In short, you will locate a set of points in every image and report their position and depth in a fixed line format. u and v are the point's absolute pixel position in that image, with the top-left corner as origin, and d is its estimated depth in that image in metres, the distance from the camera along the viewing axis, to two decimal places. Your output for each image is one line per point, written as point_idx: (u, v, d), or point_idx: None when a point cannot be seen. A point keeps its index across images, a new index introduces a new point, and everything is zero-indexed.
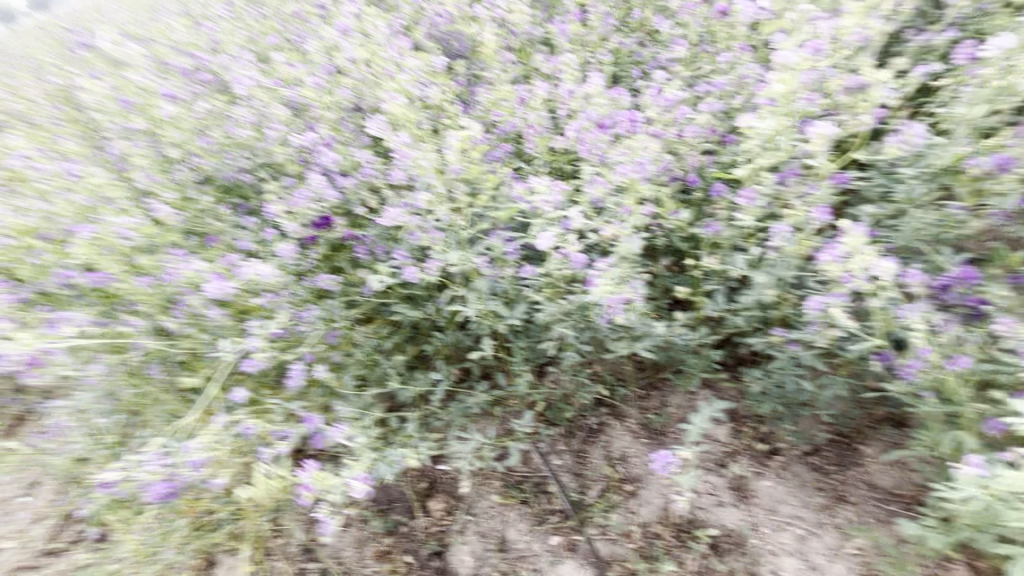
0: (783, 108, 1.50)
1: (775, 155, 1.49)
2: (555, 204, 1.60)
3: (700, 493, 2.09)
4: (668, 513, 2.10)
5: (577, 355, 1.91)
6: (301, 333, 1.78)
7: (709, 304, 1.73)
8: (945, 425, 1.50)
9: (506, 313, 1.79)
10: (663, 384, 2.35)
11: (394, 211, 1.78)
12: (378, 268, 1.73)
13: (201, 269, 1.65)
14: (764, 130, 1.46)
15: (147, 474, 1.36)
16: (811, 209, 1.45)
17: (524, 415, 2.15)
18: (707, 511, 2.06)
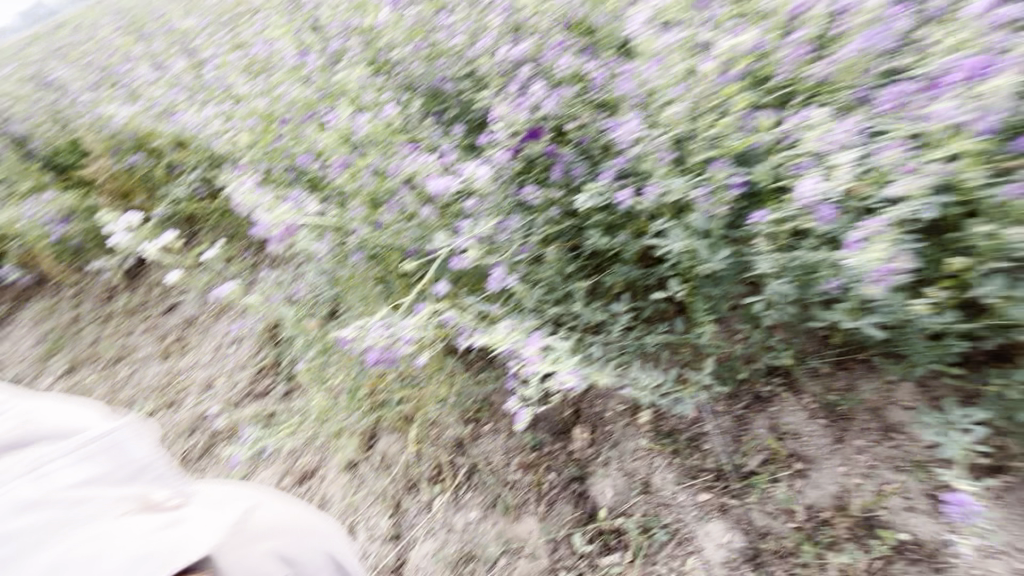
0: None
1: None
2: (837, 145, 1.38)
3: (888, 492, 1.84)
4: (844, 503, 1.88)
5: (783, 315, 1.73)
6: (501, 241, 1.83)
7: (982, 287, 1.43)
8: None
9: (710, 256, 1.63)
10: (855, 364, 2.03)
11: (628, 124, 1.68)
12: (589, 186, 1.74)
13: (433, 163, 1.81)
14: None
15: (375, 338, 1.50)
16: None
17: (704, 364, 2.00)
18: (892, 513, 1.81)
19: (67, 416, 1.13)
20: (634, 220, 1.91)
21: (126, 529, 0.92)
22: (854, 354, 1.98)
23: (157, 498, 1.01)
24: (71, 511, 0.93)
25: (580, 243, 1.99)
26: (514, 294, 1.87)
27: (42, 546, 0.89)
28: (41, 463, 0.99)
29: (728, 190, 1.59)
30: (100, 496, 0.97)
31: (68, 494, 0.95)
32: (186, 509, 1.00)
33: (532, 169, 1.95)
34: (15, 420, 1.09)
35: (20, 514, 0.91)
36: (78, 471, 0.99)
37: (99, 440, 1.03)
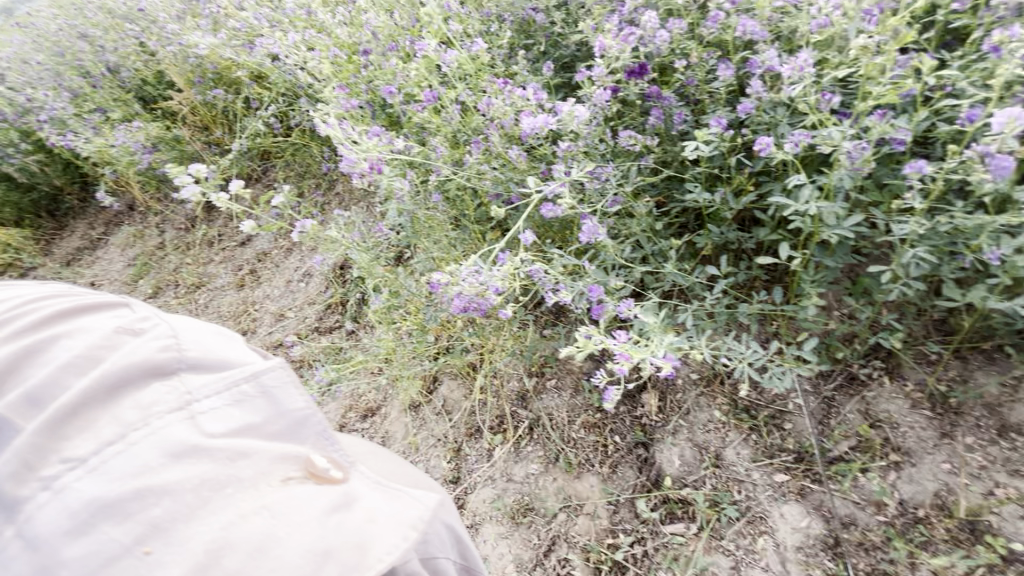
0: None
1: None
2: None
3: (1002, 497, 1.66)
4: (945, 502, 1.72)
5: (909, 292, 1.52)
6: (592, 190, 1.68)
7: None
8: None
9: (834, 222, 1.42)
10: (973, 354, 1.83)
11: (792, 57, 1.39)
12: (697, 134, 1.56)
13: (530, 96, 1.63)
14: None
15: (469, 287, 1.42)
16: None
17: (805, 342, 1.82)
18: (1002, 519, 1.64)
19: (224, 341, 0.84)
20: (739, 176, 1.72)
21: (292, 509, 0.67)
22: (972, 343, 1.79)
23: (322, 462, 0.75)
24: (232, 468, 0.68)
25: (675, 200, 1.84)
26: (598, 247, 1.76)
27: (198, 516, 0.63)
28: (191, 396, 0.73)
29: (884, 148, 1.39)
30: (260, 451, 0.71)
31: (216, 444, 0.69)
32: (350, 485, 0.74)
33: (630, 115, 1.82)
34: (164, 330, 0.80)
35: (168, 464, 0.66)
36: (230, 416, 0.73)
37: (254, 379, 0.76)
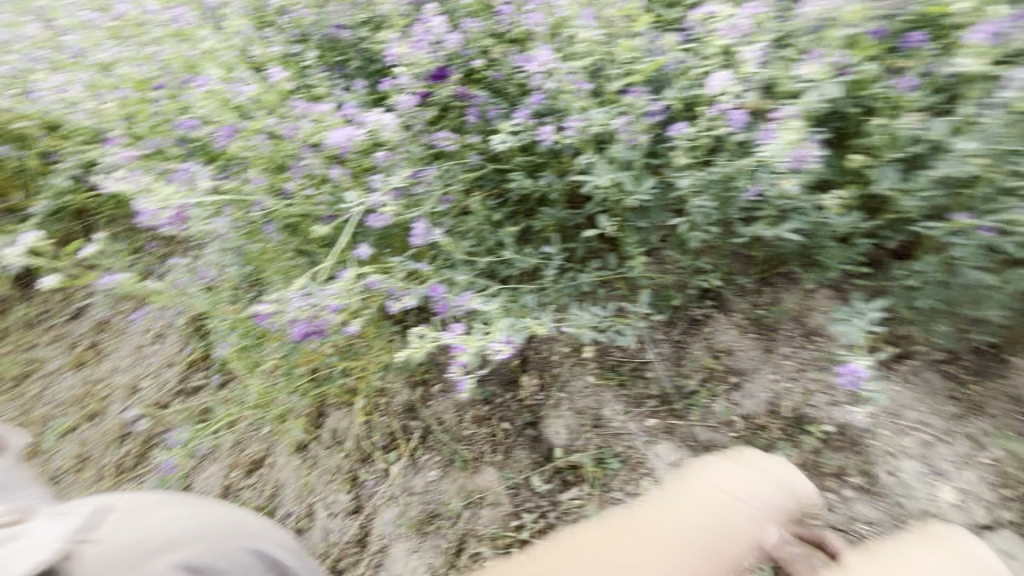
0: None
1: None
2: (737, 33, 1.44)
3: (814, 391, 1.97)
4: (777, 406, 2.00)
5: (704, 237, 1.75)
6: (418, 195, 1.74)
7: (876, 181, 1.50)
8: None
9: (634, 187, 1.63)
10: (778, 279, 2.13)
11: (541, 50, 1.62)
12: (500, 126, 1.66)
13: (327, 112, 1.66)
14: None
15: (296, 312, 1.42)
16: None
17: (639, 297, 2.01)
18: (818, 408, 1.94)
19: None
20: (554, 158, 1.85)
21: None
22: (775, 269, 2.08)
23: None
24: None
25: (504, 189, 1.95)
26: (441, 246, 1.81)
27: None
28: None
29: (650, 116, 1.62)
30: None
31: None
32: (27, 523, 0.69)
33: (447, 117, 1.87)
34: None
35: None
36: None
37: None
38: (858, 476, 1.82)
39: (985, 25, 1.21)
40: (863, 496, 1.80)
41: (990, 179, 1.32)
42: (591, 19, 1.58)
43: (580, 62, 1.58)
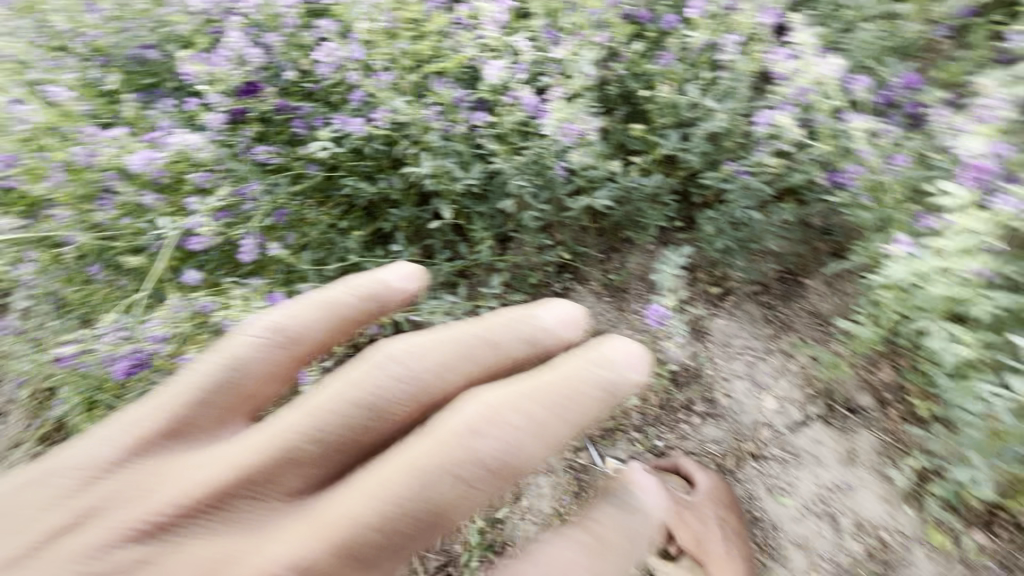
0: None
1: None
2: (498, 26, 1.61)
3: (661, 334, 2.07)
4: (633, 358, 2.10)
5: (535, 215, 1.92)
6: (248, 212, 1.74)
7: (663, 143, 1.77)
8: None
9: (460, 173, 1.78)
10: (625, 246, 2.30)
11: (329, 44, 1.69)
12: (317, 134, 1.74)
13: (121, 138, 1.58)
14: None
15: (104, 346, 1.47)
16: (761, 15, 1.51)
17: (490, 282, 2.10)
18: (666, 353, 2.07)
19: None
20: (385, 159, 1.92)
21: None
22: (618, 238, 2.26)
23: None
24: None
25: (349, 197, 1.98)
26: (284, 260, 1.80)
27: None
28: None
29: (457, 108, 1.74)
30: None
31: None
32: None
33: (273, 133, 1.88)
34: None
35: None
36: None
37: None
38: (703, 403, 1.99)
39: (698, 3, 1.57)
40: (709, 420, 1.97)
41: (738, 126, 1.68)
42: (389, 20, 1.67)
43: (389, 55, 1.68)
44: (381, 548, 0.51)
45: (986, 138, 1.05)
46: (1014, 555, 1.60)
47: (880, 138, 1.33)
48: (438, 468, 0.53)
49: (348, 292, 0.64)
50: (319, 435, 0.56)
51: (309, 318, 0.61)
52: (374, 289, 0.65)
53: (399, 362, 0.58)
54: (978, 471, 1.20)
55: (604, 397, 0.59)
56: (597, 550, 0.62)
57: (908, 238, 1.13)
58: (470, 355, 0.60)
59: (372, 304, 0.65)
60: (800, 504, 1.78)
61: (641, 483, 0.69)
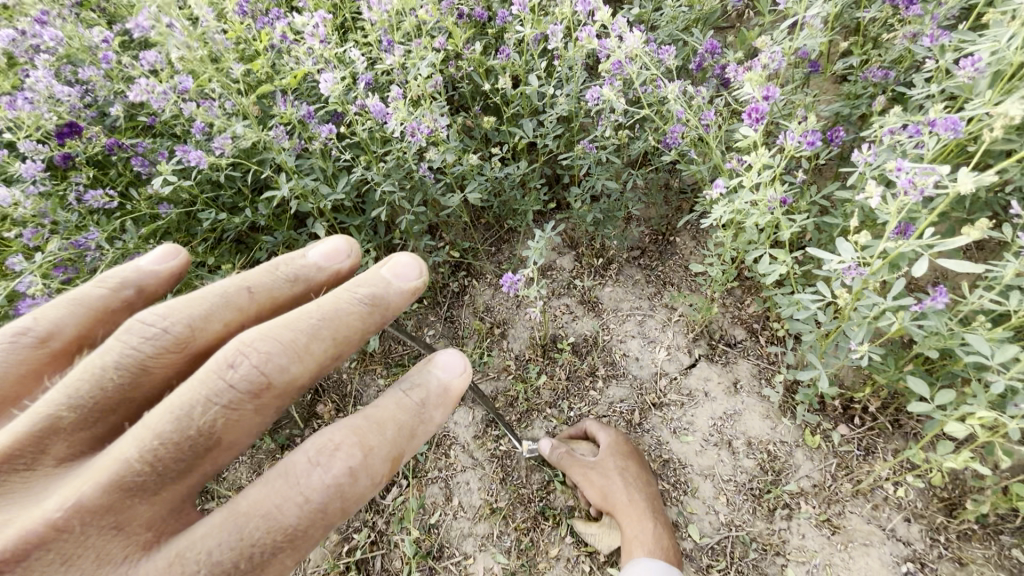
0: None
1: None
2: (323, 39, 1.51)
3: (559, 312, 2.21)
4: (535, 338, 2.18)
5: (413, 218, 1.94)
6: (91, 264, 1.61)
7: (520, 133, 1.87)
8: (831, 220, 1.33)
9: (327, 188, 1.74)
10: (512, 236, 2.34)
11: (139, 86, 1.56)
12: (157, 169, 1.61)
13: None
14: None
15: None
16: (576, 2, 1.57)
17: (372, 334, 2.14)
18: (565, 327, 2.19)
19: None
20: (246, 187, 1.87)
21: None
22: (504, 228, 2.31)
23: None
24: None
25: (218, 231, 1.90)
26: None
27: None
28: None
29: (308, 122, 1.73)
30: None
31: None
32: None
33: (112, 175, 1.76)
34: None
35: None
36: None
37: None
38: (605, 367, 2.12)
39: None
40: (612, 381, 2.10)
41: (581, 108, 1.83)
42: (220, 40, 1.60)
43: (222, 80, 1.61)
44: (145, 469, 0.67)
45: (757, 83, 1.20)
46: (872, 439, 1.83)
47: (693, 98, 1.53)
48: (192, 395, 0.69)
49: (109, 283, 0.85)
50: (87, 395, 0.72)
51: (62, 317, 0.82)
52: (129, 272, 0.86)
53: (150, 325, 0.75)
54: (817, 368, 1.39)
55: (368, 304, 0.79)
56: (364, 430, 0.75)
57: (721, 182, 1.27)
58: (227, 305, 0.80)
59: (128, 281, 0.85)
60: (700, 438, 1.96)
61: (444, 362, 0.84)
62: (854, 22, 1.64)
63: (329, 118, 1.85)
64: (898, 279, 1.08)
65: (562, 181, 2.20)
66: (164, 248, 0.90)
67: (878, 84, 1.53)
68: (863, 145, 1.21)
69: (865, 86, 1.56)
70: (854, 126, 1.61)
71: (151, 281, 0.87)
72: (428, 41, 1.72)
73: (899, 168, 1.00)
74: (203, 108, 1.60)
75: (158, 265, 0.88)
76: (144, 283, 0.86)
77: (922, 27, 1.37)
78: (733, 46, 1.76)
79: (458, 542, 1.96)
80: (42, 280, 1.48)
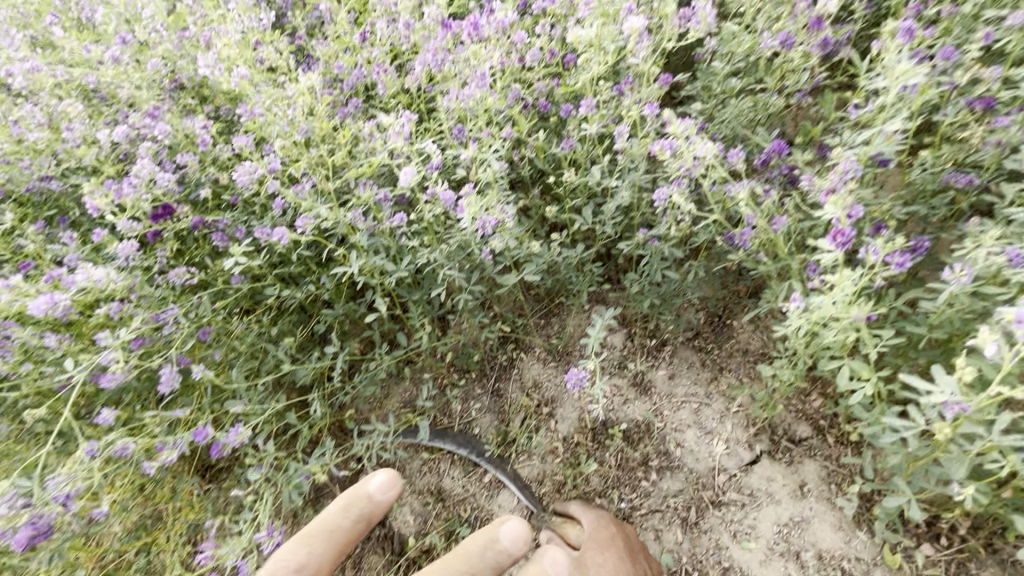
0: (601, 14, 1.68)
1: (603, 61, 1.69)
2: (407, 137, 1.60)
3: (609, 396, 2.13)
4: (585, 421, 2.11)
5: (470, 298, 1.98)
6: (167, 336, 1.69)
7: (579, 219, 1.91)
8: (911, 332, 1.33)
9: (391, 268, 1.80)
10: (561, 309, 2.29)
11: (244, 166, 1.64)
12: (233, 251, 1.69)
13: (20, 287, 1.49)
14: (590, 39, 1.62)
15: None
16: (642, 106, 1.67)
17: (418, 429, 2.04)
18: (615, 411, 2.11)
19: None
20: (314, 261, 1.95)
21: None
22: (554, 302, 2.25)
23: None
24: None
25: (281, 302, 1.97)
26: (212, 380, 1.73)
27: None
28: None
29: (378, 205, 1.80)
30: None
31: None
32: None
33: (192, 249, 1.87)
34: None
35: None
36: None
37: None
38: (658, 457, 2.03)
39: (586, 100, 1.71)
40: (667, 473, 2.00)
41: (642, 199, 1.86)
42: (305, 131, 1.71)
43: (305, 164, 1.70)
44: None
45: (839, 202, 1.19)
46: (962, 562, 1.67)
47: (762, 197, 1.53)
48: None
49: (351, 516, 1.48)
50: None
51: (327, 547, 1.49)
52: (362, 501, 1.47)
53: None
54: (901, 493, 1.31)
55: None
56: None
57: (798, 294, 1.25)
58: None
59: (362, 511, 1.47)
60: (765, 546, 1.84)
61: None
62: (927, 122, 1.63)
63: (396, 200, 1.92)
64: (1003, 417, 1.09)
65: (617, 261, 2.19)
66: (378, 479, 1.48)
67: (958, 187, 1.50)
68: (954, 264, 1.20)
69: (943, 188, 1.53)
70: (931, 227, 1.57)
71: (375, 507, 1.47)
72: (496, 132, 1.80)
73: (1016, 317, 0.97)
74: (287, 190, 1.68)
75: (378, 492, 1.48)
76: (370, 508, 1.48)
77: (1010, 137, 1.37)
78: (797, 141, 1.76)
79: None
80: (123, 355, 1.56)
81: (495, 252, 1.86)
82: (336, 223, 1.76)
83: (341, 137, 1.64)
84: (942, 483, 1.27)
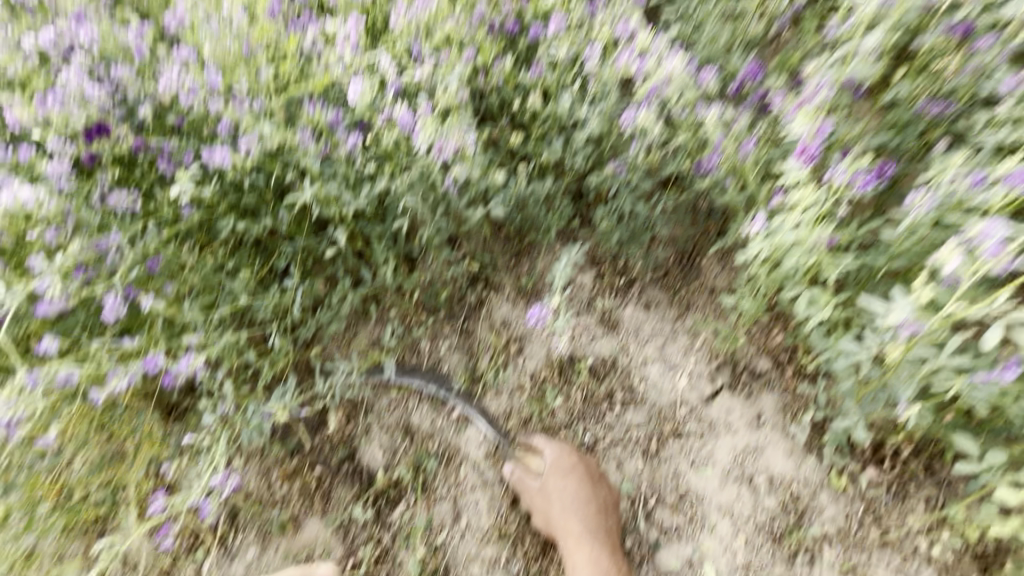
0: None
1: None
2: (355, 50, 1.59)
3: (576, 333, 2.13)
4: (552, 357, 2.12)
5: (434, 232, 1.92)
6: (111, 264, 1.61)
7: (548, 150, 1.84)
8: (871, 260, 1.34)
9: (349, 198, 1.73)
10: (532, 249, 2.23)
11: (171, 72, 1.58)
12: (178, 175, 1.58)
13: None
14: None
15: None
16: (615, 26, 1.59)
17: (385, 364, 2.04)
18: (581, 347, 2.12)
19: None
20: (270, 191, 1.85)
21: None
22: (524, 243, 2.18)
23: None
24: None
25: (237, 235, 1.88)
26: (163, 311, 1.66)
27: None
28: None
29: (332, 128, 1.70)
30: None
31: None
32: None
33: (137, 176, 1.76)
34: None
35: None
36: None
37: None
38: (622, 391, 2.06)
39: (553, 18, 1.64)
40: (630, 407, 2.04)
41: (613, 129, 1.80)
42: (251, 46, 1.59)
43: (252, 80, 1.58)
44: None
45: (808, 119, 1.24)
46: (903, 484, 1.77)
47: (733, 123, 1.48)
48: None
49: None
50: None
51: None
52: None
53: None
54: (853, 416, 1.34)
55: None
56: None
57: (762, 217, 1.24)
58: None
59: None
60: (720, 473, 1.91)
61: None
62: (905, 50, 1.59)
63: (354, 127, 1.81)
64: (953, 338, 1.10)
65: (588, 198, 2.14)
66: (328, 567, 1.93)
67: (928, 117, 1.48)
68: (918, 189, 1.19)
69: (915, 118, 1.51)
70: (900, 160, 1.56)
71: None
72: (458, 53, 1.69)
73: (983, 228, 0.99)
74: (230, 106, 1.61)
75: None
76: None
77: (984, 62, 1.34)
78: (773, 69, 1.70)
79: (464, 565, 2.01)
80: (63, 280, 1.48)
81: (460, 182, 1.79)
82: (287, 146, 1.66)
83: (287, 47, 1.55)
84: (890, 406, 1.32)
